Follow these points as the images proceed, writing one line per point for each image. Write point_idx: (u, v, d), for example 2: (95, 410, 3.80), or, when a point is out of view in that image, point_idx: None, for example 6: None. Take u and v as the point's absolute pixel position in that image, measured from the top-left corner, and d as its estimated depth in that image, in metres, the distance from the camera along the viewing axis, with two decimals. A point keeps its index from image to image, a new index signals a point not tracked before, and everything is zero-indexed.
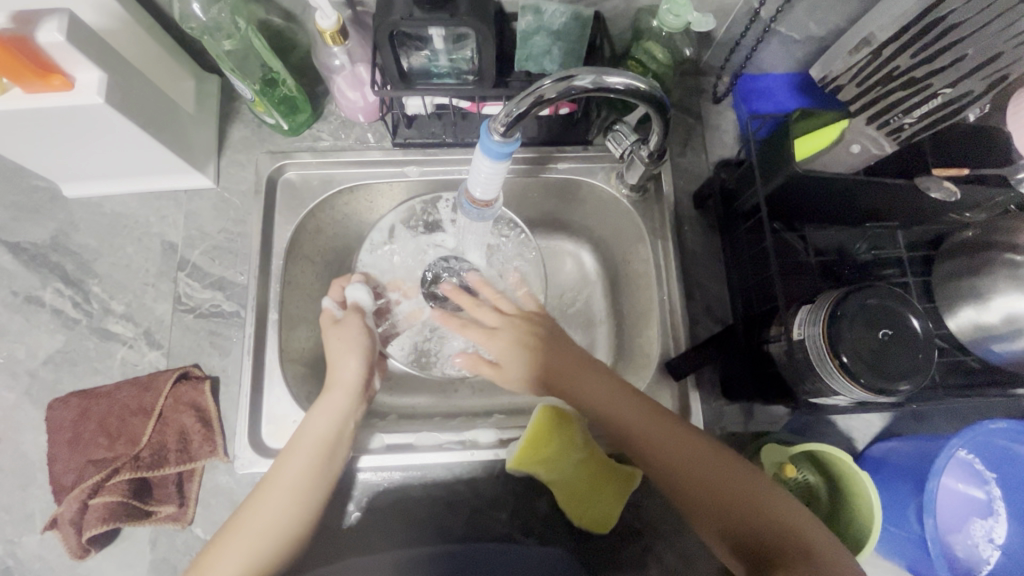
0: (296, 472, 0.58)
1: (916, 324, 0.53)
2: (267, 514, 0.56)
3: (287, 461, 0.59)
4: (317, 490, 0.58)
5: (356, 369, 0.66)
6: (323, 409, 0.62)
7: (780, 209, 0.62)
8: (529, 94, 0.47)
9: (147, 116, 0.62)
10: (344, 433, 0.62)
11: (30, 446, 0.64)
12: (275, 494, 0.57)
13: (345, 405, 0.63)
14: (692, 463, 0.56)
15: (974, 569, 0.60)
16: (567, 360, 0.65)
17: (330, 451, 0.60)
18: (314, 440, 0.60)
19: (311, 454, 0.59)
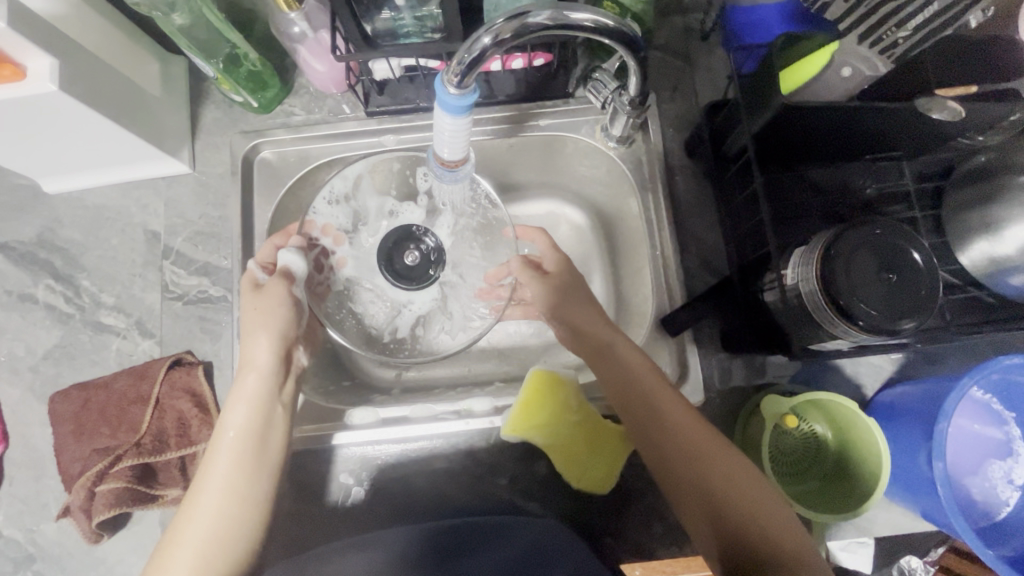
0: (225, 473, 0.55)
1: (918, 258, 0.49)
2: (202, 524, 0.53)
3: (214, 461, 0.56)
4: (259, 484, 0.56)
5: (269, 348, 0.61)
6: (239, 399, 0.58)
7: (771, 148, 0.58)
8: (481, 37, 0.44)
9: (109, 102, 0.60)
10: (273, 420, 0.59)
11: (40, 438, 0.66)
12: (204, 501, 0.54)
13: (260, 390, 0.59)
14: (693, 449, 0.55)
15: (991, 511, 0.58)
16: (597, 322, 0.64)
17: (258, 443, 0.57)
18: (237, 433, 0.57)
19: (236, 452, 0.56)
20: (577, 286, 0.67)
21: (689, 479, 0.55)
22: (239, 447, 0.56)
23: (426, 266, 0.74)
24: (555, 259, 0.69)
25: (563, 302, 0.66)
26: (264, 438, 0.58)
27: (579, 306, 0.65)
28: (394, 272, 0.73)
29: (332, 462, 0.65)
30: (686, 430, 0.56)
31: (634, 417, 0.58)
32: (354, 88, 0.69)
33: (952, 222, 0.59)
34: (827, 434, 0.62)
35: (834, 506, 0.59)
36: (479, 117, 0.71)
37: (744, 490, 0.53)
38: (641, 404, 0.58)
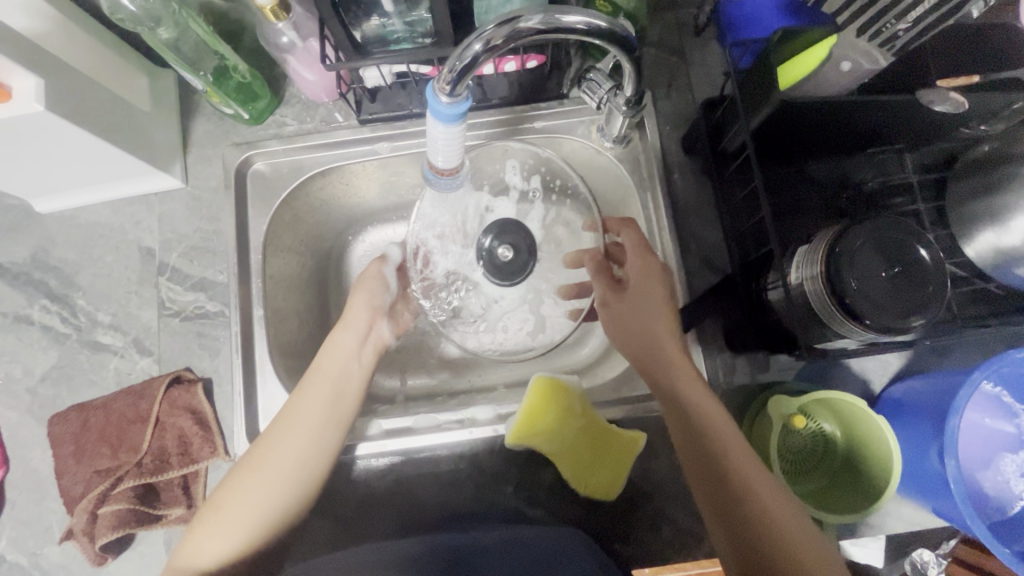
0: (309, 411, 0.60)
1: (924, 254, 0.48)
2: (287, 452, 0.58)
3: (300, 399, 0.61)
4: (332, 429, 0.60)
5: (369, 307, 0.68)
6: (332, 349, 0.65)
7: (770, 144, 0.57)
8: (472, 43, 0.43)
9: (98, 120, 0.60)
10: (349, 374, 0.64)
11: (40, 461, 0.66)
12: (288, 433, 0.59)
13: (348, 345, 0.65)
14: (749, 491, 0.51)
15: (1004, 506, 0.58)
16: (665, 333, 0.59)
17: (340, 391, 0.63)
18: (325, 377, 0.62)
19: (322, 393, 0.61)
20: (657, 294, 0.61)
21: (706, 464, 0.53)
22: (322, 393, 0.61)
23: (519, 261, 0.72)
24: (637, 258, 0.62)
25: (632, 310, 0.62)
26: (344, 389, 0.63)
27: (650, 315, 0.61)
28: (491, 267, 0.73)
29: (336, 475, 0.64)
30: (742, 468, 0.52)
31: (670, 411, 0.56)
32: (345, 96, 0.68)
33: (957, 213, 0.58)
34: (835, 432, 0.61)
35: (843, 506, 0.58)
36: (474, 121, 0.70)
37: (767, 499, 0.51)
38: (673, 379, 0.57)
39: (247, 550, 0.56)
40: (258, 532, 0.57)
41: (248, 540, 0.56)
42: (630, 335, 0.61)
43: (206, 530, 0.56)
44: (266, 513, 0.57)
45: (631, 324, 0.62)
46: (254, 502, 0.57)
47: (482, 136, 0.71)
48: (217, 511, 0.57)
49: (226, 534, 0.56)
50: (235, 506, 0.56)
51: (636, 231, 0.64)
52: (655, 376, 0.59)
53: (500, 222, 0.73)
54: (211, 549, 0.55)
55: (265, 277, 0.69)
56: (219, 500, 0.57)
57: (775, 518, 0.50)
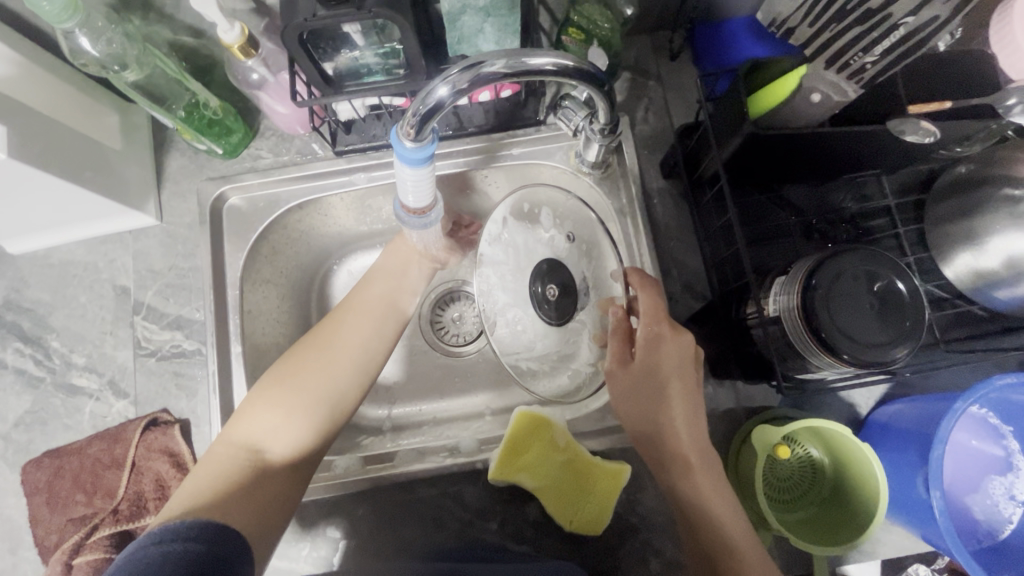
0: (371, 305, 0.64)
1: (902, 286, 0.48)
2: (353, 336, 0.61)
3: (361, 294, 0.65)
4: (389, 323, 0.64)
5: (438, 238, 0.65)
6: (395, 250, 0.67)
7: (745, 171, 0.57)
8: (436, 87, 0.43)
9: (65, 162, 0.59)
10: (412, 277, 0.68)
11: (12, 509, 0.64)
12: (354, 317, 0.63)
13: (407, 250, 0.67)
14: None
15: (994, 530, 0.57)
16: (677, 414, 0.56)
17: (397, 293, 0.66)
18: (383, 276, 0.66)
19: (384, 286, 0.65)
20: (670, 368, 0.55)
21: (703, 546, 0.52)
22: (381, 293, 0.65)
23: (572, 301, 0.59)
24: (653, 324, 0.55)
25: (645, 381, 0.55)
26: (401, 290, 0.66)
27: (658, 391, 0.56)
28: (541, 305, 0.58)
29: (319, 516, 0.63)
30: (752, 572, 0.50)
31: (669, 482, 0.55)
32: (318, 129, 0.67)
33: (936, 234, 0.58)
34: (823, 458, 0.60)
35: (831, 536, 0.57)
36: (450, 149, 0.69)
37: None
38: (671, 452, 0.55)
39: (309, 436, 0.56)
40: (321, 417, 0.57)
41: (312, 424, 0.56)
42: (639, 408, 0.56)
43: (265, 408, 0.56)
44: (328, 402, 0.58)
45: (643, 397, 0.56)
46: (315, 387, 0.58)
47: (461, 162, 0.70)
48: (279, 390, 0.57)
49: (287, 413, 0.56)
50: (298, 384, 0.57)
51: (653, 293, 0.56)
52: (662, 462, 0.56)
53: (542, 260, 0.60)
54: (273, 432, 0.55)
55: (242, 312, 0.68)
56: (282, 375, 0.58)
57: None
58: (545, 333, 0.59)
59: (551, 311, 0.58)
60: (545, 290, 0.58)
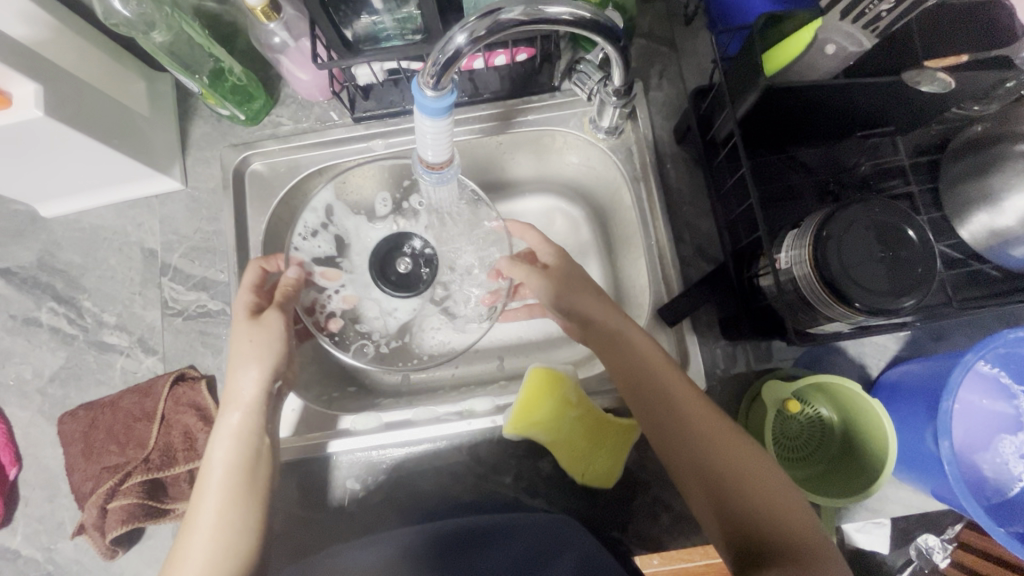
0: (216, 512, 0.54)
1: (913, 235, 0.49)
2: (198, 558, 0.52)
3: (200, 508, 0.54)
4: (250, 516, 0.55)
5: (256, 381, 0.58)
6: (224, 435, 0.56)
7: (760, 129, 0.58)
8: (454, 35, 0.44)
9: (94, 123, 0.60)
10: (259, 456, 0.57)
11: (51, 459, 0.67)
12: (196, 534, 0.53)
13: (248, 424, 0.57)
14: (715, 457, 0.52)
15: (1004, 488, 0.57)
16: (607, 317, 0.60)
17: (250, 480, 0.56)
18: (223, 468, 0.55)
19: (225, 486, 0.55)
20: (575, 269, 0.65)
21: (668, 424, 0.54)
22: (232, 487, 0.55)
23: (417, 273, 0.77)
24: (551, 249, 0.67)
25: (563, 287, 0.63)
26: (254, 467, 0.56)
27: (584, 298, 0.62)
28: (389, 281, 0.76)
29: (338, 470, 0.64)
30: (710, 427, 0.53)
31: (623, 373, 0.58)
32: (338, 95, 0.69)
33: (949, 196, 0.58)
34: (832, 417, 0.61)
35: (841, 490, 0.58)
36: (465, 116, 0.70)
37: (729, 448, 0.52)
38: (617, 336, 0.59)
39: None
40: None
41: None
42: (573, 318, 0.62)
43: None
44: None
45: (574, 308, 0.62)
46: None
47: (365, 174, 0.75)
48: None
49: None
50: None
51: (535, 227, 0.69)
52: (607, 340, 0.59)
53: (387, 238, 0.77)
54: None
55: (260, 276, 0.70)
56: None
57: (745, 471, 0.51)
58: (409, 301, 0.77)
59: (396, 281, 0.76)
60: (403, 259, 0.77)
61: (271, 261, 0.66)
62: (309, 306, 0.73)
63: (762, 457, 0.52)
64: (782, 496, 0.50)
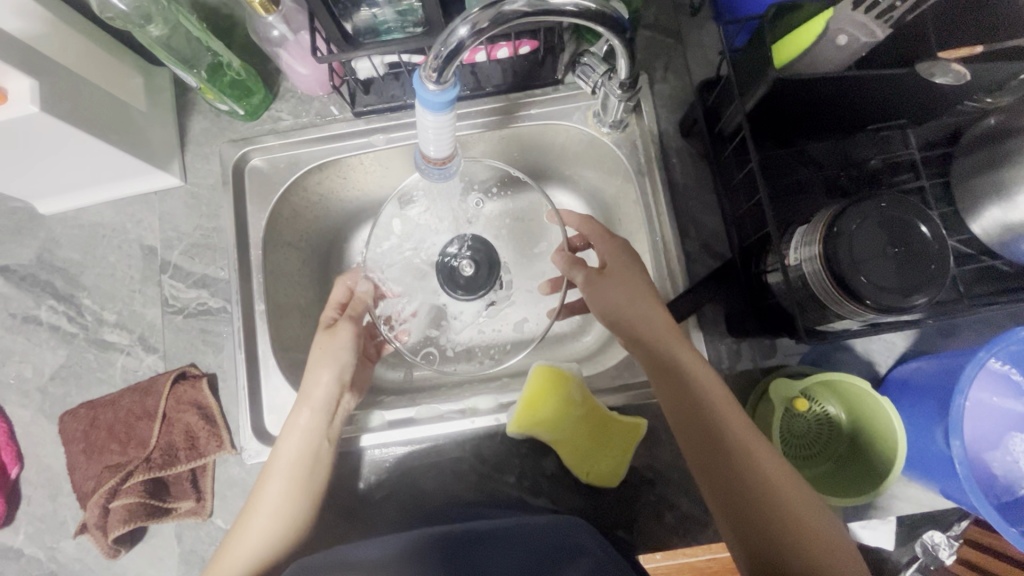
0: (275, 502, 0.57)
1: (926, 231, 0.48)
2: (252, 542, 0.56)
3: (261, 495, 0.58)
4: (302, 508, 0.58)
5: (328, 384, 0.62)
6: (291, 430, 0.60)
7: (768, 123, 0.57)
8: (456, 27, 0.43)
9: (92, 119, 0.60)
10: (321, 454, 0.60)
11: (52, 458, 0.67)
12: (256, 520, 0.57)
13: (315, 424, 0.60)
14: (757, 485, 0.51)
15: (1014, 486, 0.56)
16: (650, 313, 0.59)
17: (309, 475, 0.59)
18: (287, 462, 0.59)
19: (285, 481, 0.58)
20: (630, 271, 0.62)
21: (709, 445, 0.53)
22: (292, 482, 0.58)
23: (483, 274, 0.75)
24: (603, 247, 0.65)
25: (614, 291, 0.61)
26: (314, 467, 0.59)
27: (627, 292, 0.60)
28: (454, 284, 0.75)
29: (341, 468, 0.64)
30: (754, 453, 0.52)
31: (669, 389, 0.56)
32: (338, 89, 0.68)
33: (962, 189, 0.57)
34: (840, 415, 0.60)
35: (849, 489, 0.58)
36: (468, 111, 0.69)
37: (772, 477, 0.51)
38: (664, 348, 0.57)
39: None
40: None
41: None
42: (616, 319, 0.61)
43: None
44: None
45: (617, 303, 0.60)
46: None
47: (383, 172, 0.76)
48: None
49: None
50: None
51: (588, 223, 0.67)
52: (656, 352, 0.58)
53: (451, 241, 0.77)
54: None
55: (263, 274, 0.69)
56: None
57: (785, 504, 0.50)
58: (473, 305, 0.76)
59: (460, 280, 0.75)
60: (462, 260, 0.75)
61: (353, 277, 0.71)
62: (388, 318, 0.73)
63: (804, 492, 0.51)
64: (817, 532, 0.49)
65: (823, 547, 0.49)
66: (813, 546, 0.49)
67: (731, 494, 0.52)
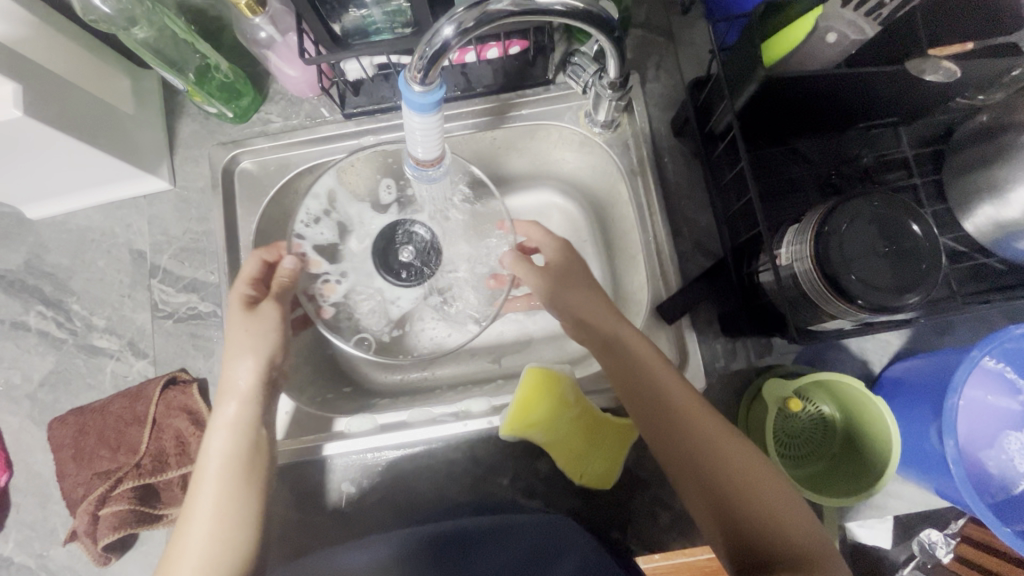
0: (212, 502, 0.53)
1: (918, 229, 0.47)
2: (195, 547, 0.51)
3: (198, 496, 0.54)
4: (245, 509, 0.53)
5: (253, 372, 0.58)
6: (221, 424, 0.56)
7: (759, 121, 0.56)
8: (440, 27, 0.43)
9: (77, 123, 0.59)
10: (259, 443, 0.57)
11: (42, 465, 0.66)
12: (194, 524, 0.52)
13: (242, 415, 0.57)
14: (712, 458, 0.51)
15: (1009, 485, 0.56)
16: (595, 305, 0.62)
17: (248, 471, 0.55)
18: (220, 459, 0.55)
19: (222, 478, 0.54)
20: (574, 268, 0.66)
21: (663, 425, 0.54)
22: (229, 477, 0.54)
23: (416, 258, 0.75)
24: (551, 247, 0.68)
25: (562, 289, 0.64)
26: (255, 459, 0.56)
27: (585, 298, 0.63)
28: (389, 269, 0.74)
29: (331, 472, 0.63)
30: (703, 428, 0.53)
31: (620, 376, 0.57)
32: (328, 91, 0.67)
33: (954, 186, 0.57)
34: (834, 414, 0.60)
35: (844, 489, 0.57)
36: (457, 112, 0.68)
37: (725, 449, 0.52)
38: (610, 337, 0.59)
39: None
40: None
41: None
42: (568, 315, 0.64)
43: None
44: None
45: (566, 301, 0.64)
46: None
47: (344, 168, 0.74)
48: None
49: None
50: None
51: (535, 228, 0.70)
52: (603, 342, 0.59)
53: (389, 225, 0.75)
54: None
55: None
56: None
57: (741, 474, 0.50)
58: (411, 291, 0.75)
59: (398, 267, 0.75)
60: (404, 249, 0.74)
61: (272, 251, 0.67)
62: (310, 294, 0.72)
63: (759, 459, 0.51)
64: (778, 499, 0.49)
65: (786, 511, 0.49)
66: (777, 513, 0.49)
67: (701, 482, 0.52)
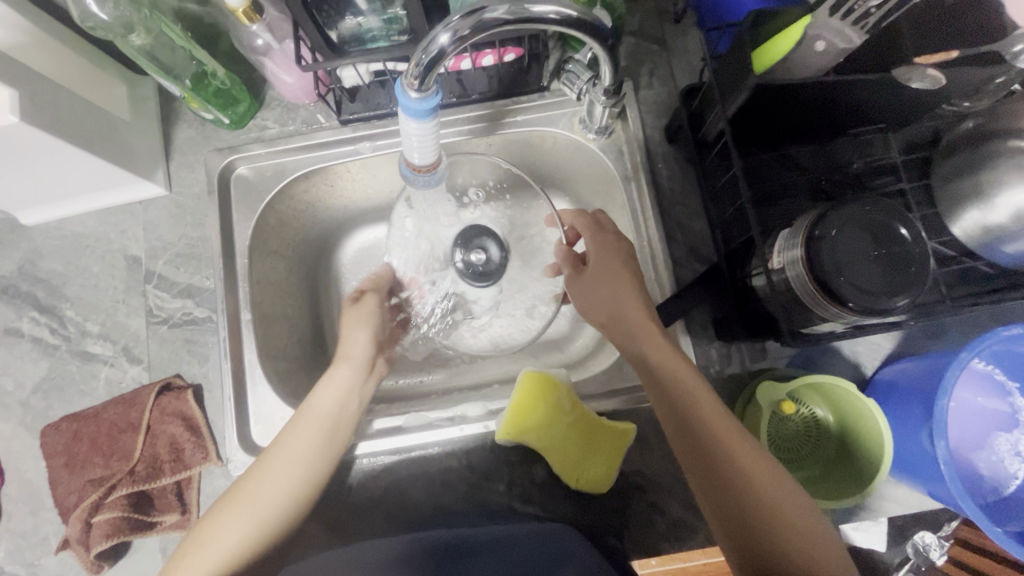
0: (295, 452, 0.57)
1: (906, 233, 0.48)
2: (273, 482, 0.56)
3: (283, 441, 0.58)
4: (316, 465, 0.57)
5: (364, 341, 0.66)
6: (327, 384, 0.62)
7: (750, 127, 0.57)
8: (436, 35, 0.43)
9: (75, 129, 0.59)
10: (348, 408, 0.61)
11: (33, 472, 0.66)
12: (279, 463, 0.56)
13: (351, 378, 0.63)
14: (724, 453, 0.52)
15: (1000, 486, 0.57)
16: (622, 295, 0.61)
17: (332, 433, 0.59)
18: (320, 414, 0.59)
19: (312, 434, 0.58)
20: (609, 257, 0.63)
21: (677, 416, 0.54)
22: (315, 433, 0.58)
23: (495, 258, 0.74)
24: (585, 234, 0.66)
25: (593, 280, 0.63)
26: (336, 428, 0.60)
27: (613, 284, 0.62)
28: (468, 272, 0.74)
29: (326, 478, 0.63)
30: (717, 423, 0.53)
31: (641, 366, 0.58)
32: (324, 97, 0.68)
33: (942, 191, 0.58)
34: (828, 417, 0.61)
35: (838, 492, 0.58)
36: (453, 118, 0.70)
37: (737, 446, 0.52)
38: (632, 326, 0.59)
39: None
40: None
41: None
42: (592, 304, 0.63)
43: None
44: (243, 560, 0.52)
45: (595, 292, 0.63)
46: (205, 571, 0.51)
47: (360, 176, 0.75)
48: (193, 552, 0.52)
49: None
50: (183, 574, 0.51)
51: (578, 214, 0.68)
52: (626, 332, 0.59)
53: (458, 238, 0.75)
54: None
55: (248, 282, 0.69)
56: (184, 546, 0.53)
57: (752, 471, 0.51)
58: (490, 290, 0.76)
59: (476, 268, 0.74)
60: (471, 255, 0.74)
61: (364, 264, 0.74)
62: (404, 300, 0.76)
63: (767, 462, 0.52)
64: (783, 499, 0.50)
65: (792, 510, 0.50)
66: (782, 514, 0.49)
67: (709, 475, 0.52)
